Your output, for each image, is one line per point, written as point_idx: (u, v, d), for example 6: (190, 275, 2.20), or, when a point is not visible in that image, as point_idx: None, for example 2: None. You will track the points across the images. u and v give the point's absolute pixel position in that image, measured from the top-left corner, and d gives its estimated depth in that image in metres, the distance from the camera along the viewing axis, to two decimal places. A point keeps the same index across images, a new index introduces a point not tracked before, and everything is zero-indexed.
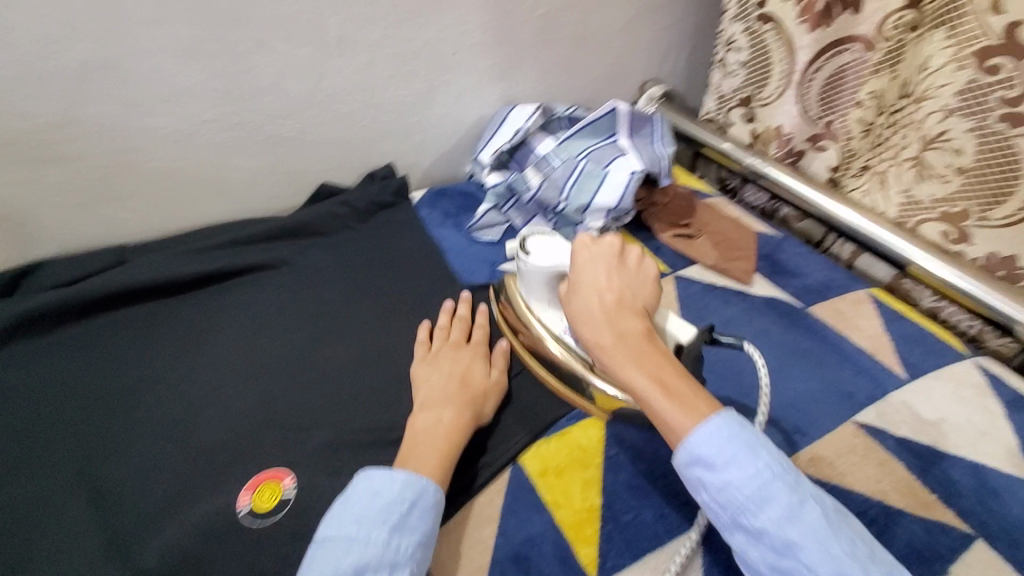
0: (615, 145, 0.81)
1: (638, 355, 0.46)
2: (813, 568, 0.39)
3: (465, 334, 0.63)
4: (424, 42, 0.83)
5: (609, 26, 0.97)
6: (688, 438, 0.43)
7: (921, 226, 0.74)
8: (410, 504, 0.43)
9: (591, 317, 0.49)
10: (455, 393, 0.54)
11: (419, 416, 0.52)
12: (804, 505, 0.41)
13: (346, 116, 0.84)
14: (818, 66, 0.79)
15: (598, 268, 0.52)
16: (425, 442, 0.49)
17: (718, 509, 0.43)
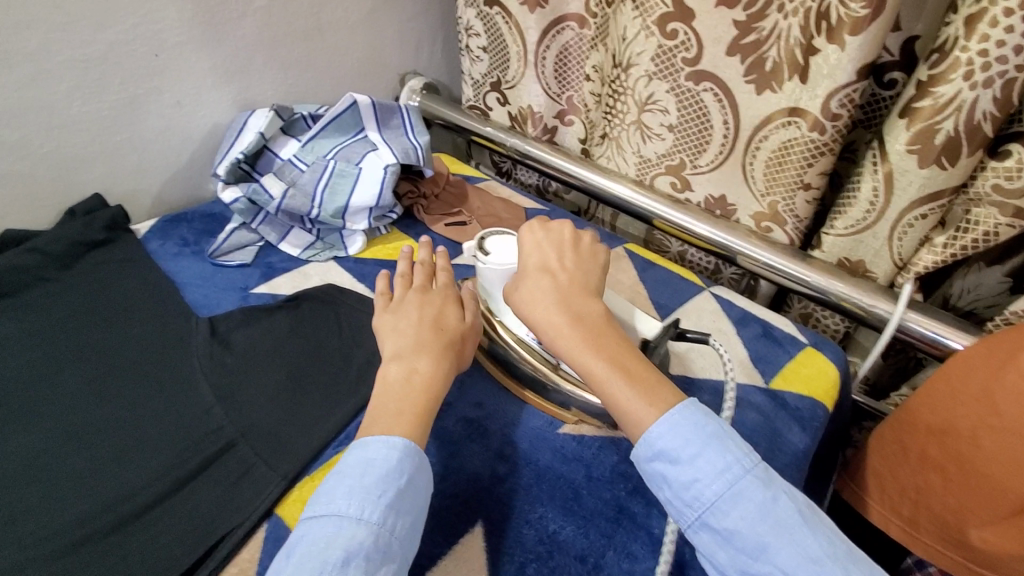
0: (365, 141, 0.76)
1: (592, 340, 0.46)
2: (782, 567, 0.38)
3: (430, 275, 0.57)
4: (108, 44, 0.69)
5: (349, 17, 0.92)
6: (650, 430, 0.43)
7: (657, 180, 0.82)
8: (408, 476, 0.42)
9: (545, 299, 0.48)
10: (430, 338, 0.50)
11: (392, 369, 0.48)
12: (776, 502, 0.40)
13: (16, 143, 0.67)
14: (546, 45, 0.84)
15: (545, 248, 0.53)
16: (398, 398, 0.46)
17: (684, 509, 0.42)
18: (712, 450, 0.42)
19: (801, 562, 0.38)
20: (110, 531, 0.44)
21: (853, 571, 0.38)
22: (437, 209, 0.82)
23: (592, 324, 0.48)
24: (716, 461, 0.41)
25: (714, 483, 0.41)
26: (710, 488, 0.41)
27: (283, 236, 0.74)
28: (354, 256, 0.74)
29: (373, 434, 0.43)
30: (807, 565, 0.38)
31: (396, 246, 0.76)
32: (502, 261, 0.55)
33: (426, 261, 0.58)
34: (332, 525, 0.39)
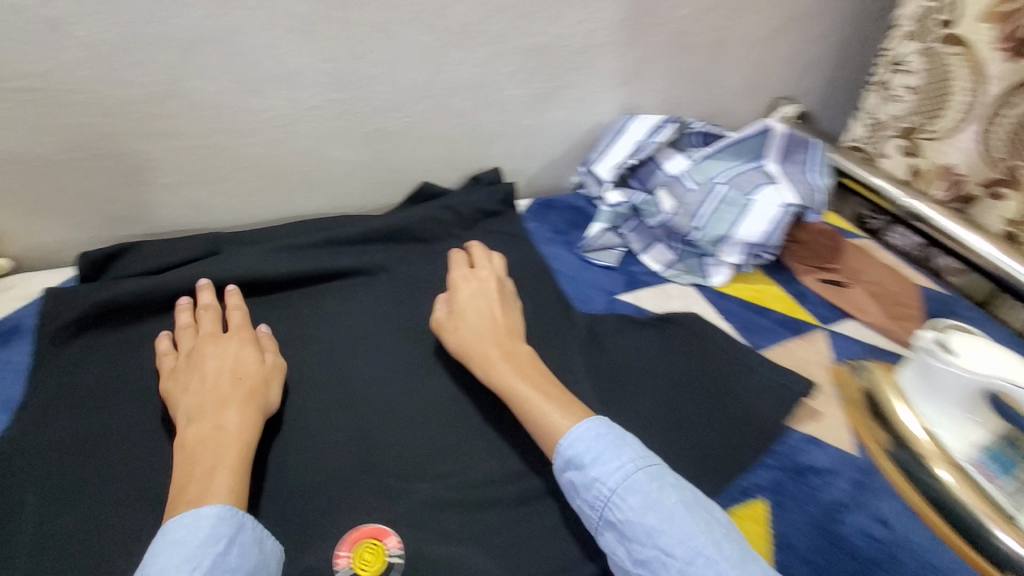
0: (761, 171, 0.69)
1: (526, 374, 0.50)
2: (668, 551, 0.37)
3: (217, 321, 0.54)
4: (553, 36, 0.73)
5: (751, 35, 0.87)
6: (563, 439, 0.44)
7: None
8: (228, 540, 0.37)
9: (479, 333, 0.53)
10: (229, 386, 0.47)
11: (446, 335, 0.55)
12: (662, 494, 0.40)
13: (457, 114, 0.75)
14: (1014, 99, 0.67)
15: (489, 295, 0.57)
16: (476, 361, 0.52)
17: (589, 511, 0.42)
18: (607, 448, 0.43)
19: (695, 540, 0.38)
20: (514, 501, 0.46)
21: (725, 555, 0.37)
22: (810, 260, 0.73)
23: (512, 355, 0.52)
24: (610, 461, 0.42)
25: (610, 478, 0.41)
26: (606, 483, 0.41)
27: (646, 247, 0.72)
28: (715, 288, 0.69)
29: (183, 510, 0.38)
30: (693, 539, 0.38)
31: (761, 291, 0.69)
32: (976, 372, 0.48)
33: (207, 306, 0.55)
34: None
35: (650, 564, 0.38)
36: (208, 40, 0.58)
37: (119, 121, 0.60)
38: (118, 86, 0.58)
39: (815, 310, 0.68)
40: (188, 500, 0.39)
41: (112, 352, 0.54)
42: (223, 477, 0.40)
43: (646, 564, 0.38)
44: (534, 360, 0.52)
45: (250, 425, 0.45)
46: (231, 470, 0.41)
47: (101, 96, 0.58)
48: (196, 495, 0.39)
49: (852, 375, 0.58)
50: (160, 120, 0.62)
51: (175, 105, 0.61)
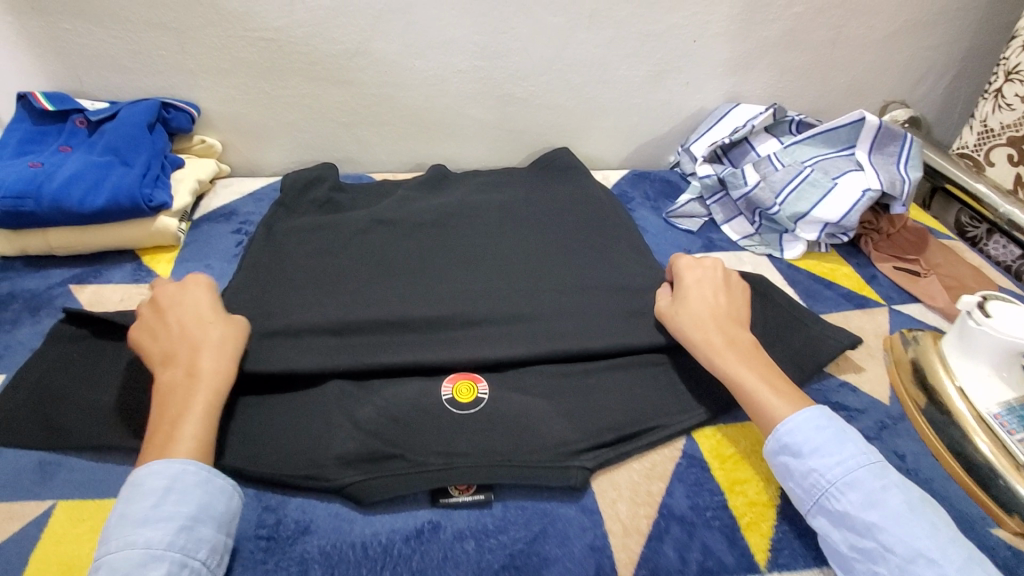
0: (851, 158, 0.75)
1: (748, 360, 0.52)
2: (889, 548, 0.41)
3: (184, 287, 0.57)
4: (668, 26, 0.83)
5: (867, 36, 0.90)
6: (782, 424, 0.48)
7: None
8: (211, 514, 0.42)
9: (708, 324, 0.55)
10: (192, 334, 0.52)
11: (681, 318, 0.57)
12: (885, 491, 0.43)
13: (576, 88, 0.87)
14: None
15: (714, 283, 0.60)
16: (698, 337, 0.55)
17: (803, 495, 0.46)
18: (832, 443, 0.46)
19: (917, 542, 0.40)
20: (580, 375, 0.57)
21: (950, 561, 0.39)
22: (887, 251, 0.77)
23: (739, 343, 0.54)
24: (832, 455, 0.45)
25: (831, 471, 0.45)
26: (826, 474, 0.45)
27: (729, 219, 0.80)
28: (788, 260, 0.76)
29: (155, 467, 0.43)
30: (915, 540, 0.40)
31: (834, 269, 0.75)
32: (1007, 335, 0.52)
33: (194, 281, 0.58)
34: (167, 567, 0.39)
35: (868, 554, 0.41)
36: (393, 11, 0.76)
37: (321, 68, 0.79)
38: (326, 41, 0.77)
39: (884, 291, 0.72)
40: (159, 439, 0.45)
41: (287, 233, 0.70)
42: (195, 416, 0.46)
43: (863, 551, 0.42)
44: (756, 348, 0.54)
45: (212, 357, 0.50)
46: (198, 404, 0.47)
47: (313, 49, 0.78)
48: (163, 438, 0.45)
49: (902, 343, 0.62)
50: (349, 72, 0.80)
51: (361, 59, 0.79)
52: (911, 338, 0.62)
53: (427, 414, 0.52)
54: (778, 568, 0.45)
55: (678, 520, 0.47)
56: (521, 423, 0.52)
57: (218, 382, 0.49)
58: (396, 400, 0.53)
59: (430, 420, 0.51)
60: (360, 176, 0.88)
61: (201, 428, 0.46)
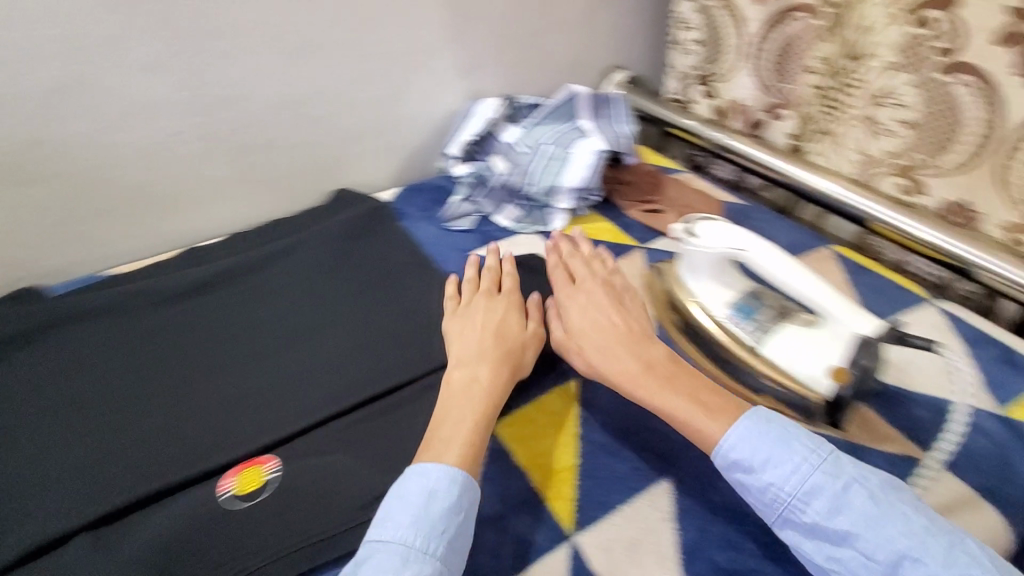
0: (578, 128, 0.83)
1: (670, 383, 0.50)
2: (870, 555, 0.40)
3: (496, 284, 0.65)
4: (386, 42, 0.85)
5: (570, 15, 1.00)
6: (722, 443, 0.46)
7: (878, 180, 0.77)
8: (456, 500, 0.44)
9: (614, 354, 0.54)
10: (496, 343, 0.57)
11: (458, 373, 0.54)
12: (848, 492, 0.43)
13: (316, 121, 0.85)
14: (768, 36, 0.82)
15: (607, 307, 0.58)
16: (622, 384, 0.52)
17: (763, 509, 0.45)
18: (776, 449, 0.45)
19: (900, 543, 0.40)
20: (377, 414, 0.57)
21: (929, 556, 0.39)
22: (634, 196, 0.86)
23: (635, 371, 0.52)
24: (783, 464, 0.44)
25: (787, 483, 0.44)
26: (784, 488, 0.44)
27: (499, 209, 0.83)
28: (556, 232, 0.81)
29: (404, 475, 0.46)
30: (897, 544, 0.40)
31: (595, 228, 0.82)
32: (716, 247, 0.58)
33: (493, 267, 0.67)
34: (393, 564, 0.41)
35: (850, 565, 0.41)
36: (65, 87, 0.66)
37: None
38: None
39: (638, 234, 0.80)
40: (441, 441, 0.48)
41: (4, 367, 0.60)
42: (470, 424, 0.49)
43: (842, 562, 0.41)
44: (682, 363, 0.52)
45: (493, 368, 0.54)
46: (478, 414, 0.50)
47: None
48: (440, 444, 0.48)
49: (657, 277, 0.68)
50: (34, 166, 0.69)
51: (49, 149, 0.69)
52: (662, 267, 0.68)
53: (210, 521, 0.48)
54: (584, 525, 0.46)
55: (488, 520, 0.47)
56: (321, 489, 0.51)
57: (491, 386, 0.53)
58: (171, 521, 0.48)
59: (213, 527, 0.48)
60: (98, 276, 0.77)
61: (479, 429, 0.49)
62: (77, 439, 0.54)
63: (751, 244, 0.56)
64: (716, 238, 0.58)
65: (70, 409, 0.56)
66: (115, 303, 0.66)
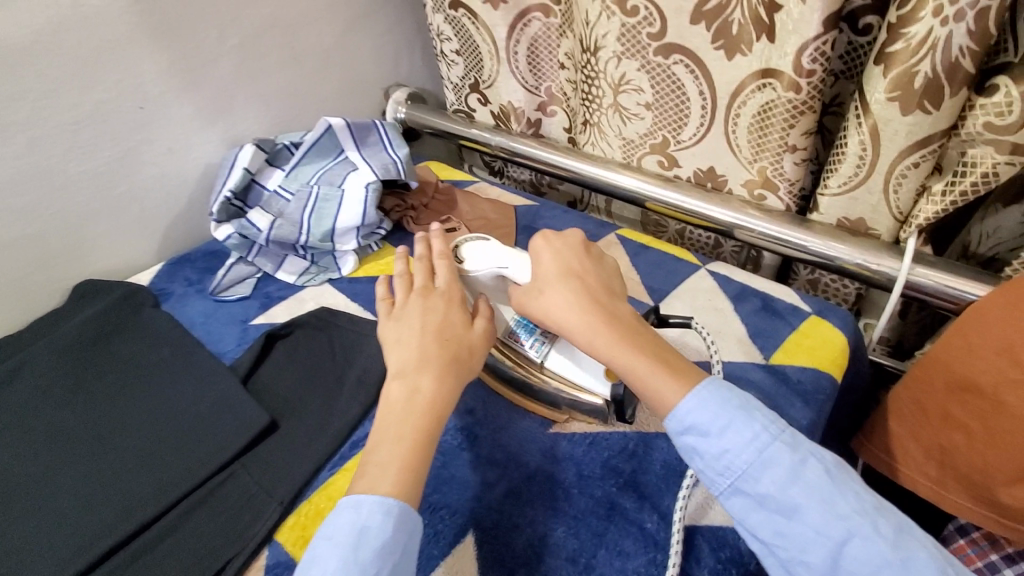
0: (347, 161, 0.78)
1: (628, 336, 0.46)
2: (818, 528, 0.41)
3: (431, 274, 0.55)
4: (92, 105, 0.73)
5: (323, 41, 0.93)
6: (680, 405, 0.45)
7: (643, 160, 0.81)
8: (377, 535, 0.40)
9: (582, 311, 0.48)
10: (445, 346, 0.49)
11: (400, 387, 0.47)
12: (806, 464, 0.43)
13: (25, 211, 0.72)
14: (516, 39, 0.83)
15: (573, 257, 0.51)
16: (604, 342, 0.47)
17: (717, 477, 0.44)
18: (740, 417, 0.44)
19: (844, 516, 0.41)
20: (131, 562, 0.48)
21: (866, 530, 0.40)
22: (427, 218, 0.82)
23: (592, 332, 0.47)
24: (743, 431, 0.43)
25: (746, 450, 0.43)
26: (741, 456, 0.43)
27: (279, 264, 0.75)
28: (348, 276, 0.75)
29: (339, 510, 0.42)
30: (842, 517, 0.41)
31: (389, 263, 0.77)
32: (482, 268, 0.54)
33: (425, 256, 0.56)
34: None
35: (796, 542, 0.41)
36: None
37: None
38: None
39: None
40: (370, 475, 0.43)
41: None
42: (409, 446, 0.44)
43: (789, 536, 0.41)
44: (637, 321, 0.49)
45: (442, 376, 0.47)
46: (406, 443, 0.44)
47: None
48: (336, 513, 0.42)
49: None
50: None
51: None
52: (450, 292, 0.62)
53: None
54: None
55: None
56: None
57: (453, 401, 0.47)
58: None
59: None
60: None
61: (408, 465, 0.43)
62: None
63: (513, 258, 0.52)
64: (481, 259, 0.54)
65: None
66: None
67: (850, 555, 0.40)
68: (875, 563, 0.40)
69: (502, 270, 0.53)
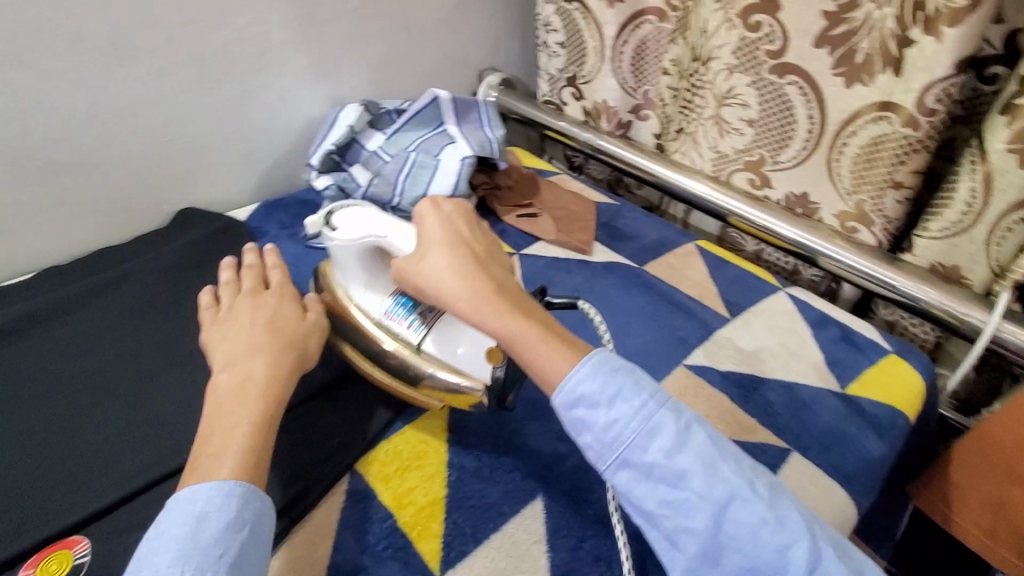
0: (445, 133, 0.80)
1: (510, 302, 0.46)
2: (702, 495, 0.39)
3: (259, 282, 0.58)
4: (221, 44, 0.76)
5: (433, 15, 0.96)
6: (567, 376, 0.42)
7: (733, 176, 0.81)
8: (224, 516, 0.38)
9: (462, 270, 0.47)
10: (257, 341, 0.49)
11: (221, 377, 0.47)
12: (689, 431, 0.41)
13: (145, 133, 0.75)
14: (623, 39, 0.84)
15: (442, 226, 0.50)
16: (490, 306, 0.45)
17: (604, 451, 0.41)
18: (631, 386, 0.42)
19: (736, 482, 0.40)
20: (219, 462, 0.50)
21: (775, 493, 0.40)
22: (510, 201, 0.84)
23: (474, 297, 0.46)
24: (630, 399, 0.41)
25: (632, 421, 0.41)
26: (624, 425, 0.41)
27: None
28: None
29: (173, 502, 0.38)
30: (728, 484, 0.40)
31: None
32: (354, 236, 0.53)
33: (253, 269, 0.59)
34: None
35: (682, 507, 0.40)
36: None
37: None
38: None
39: (513, 240, 0.79)
40: (209, 456, 0.41)
41: None
42: (245, 430, 0.43)
43: (676, 504, 0.40)
44: (525, 294, 0.48)
45: (267, 365, 0.48)
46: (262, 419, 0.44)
47: None
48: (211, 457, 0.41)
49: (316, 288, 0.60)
50: None
51: None
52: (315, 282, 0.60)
53: None
54: (452, 564, 0.43)
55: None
56: None
57: (282, 387, 0.47)
58: None
59: None
60: None
61: (258, 434, 0.43)
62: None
63: (396, 230, 0.52)
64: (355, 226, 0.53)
65: None
66: None
67: (740, 521, 0.39)
68: (765, 528, 0.39)
69: (374, 237, 0.52)
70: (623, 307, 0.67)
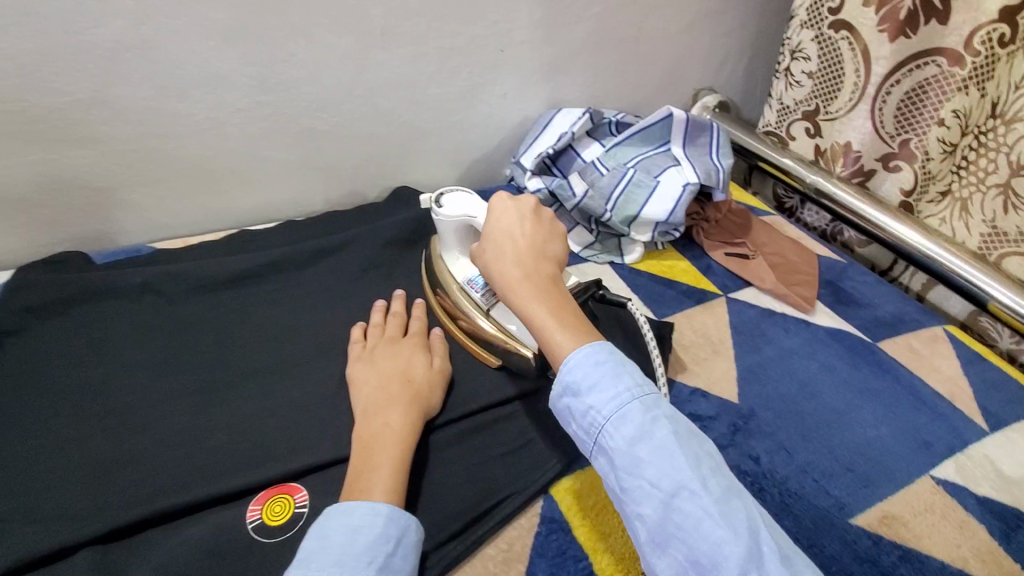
0: (668, 154, 0.76)
1: (540, 291, 0.46)
2: (655, 484, 0.36)
3: (403, 329, 0.59)
4: (470, 37, 0.78)
5: (668, 29, 0.92)
6: (565, 360, 0.42)
7: (1004, 260, 0.69)
8: (379, 530, 0.39)
9: (498, 257, 0.48)
10: (397, 390, 0.50)
11: (366, 424, 0.48)
12: (657, 425, 0.38)
13: (385, 113, 0.80)
14: (896, 79, 0.74)
15: (509, 213, 0.51)
16: (512, 292, 0.46)
17: (583, 436, 0.41)
18: (608, 376, 0.40)
19: (688, 478, 0.36)
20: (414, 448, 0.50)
21: (730, 504, 0.35)
22: (718, 237, 0.77)
23: (507, 281, 0.47)
24: (609, 388, 0.40)
25: (605, 407, 0.39)
26: (601, 411, 0.39)
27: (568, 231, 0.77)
28: (629, 265, 0.74)
29: (334, 508, 0.40)
30: (677, 474, 0.36)
31: (671, 266, 0.75)
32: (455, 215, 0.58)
33: (400, 313, 0.61)
34: None
35: (632, 493, 0.37)
36: (132, 49, 0.63)
37: (51, 128, 0.64)
38: (46, 94, 0.62)
39: (720, 280, 0.73)
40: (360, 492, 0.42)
41: (39, 347, 0.56)
42: (388, 472, 0.43)
43: (629, 492, 0.37)
44: (556, 282, 0.48)
45: (403, 414, 0.48)
46: (393, 467, 0.44)
47: (39, 107, 0.63)
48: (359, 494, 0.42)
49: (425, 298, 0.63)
50: (92, 127, 0.66)
51: (105, 110, 0.65)
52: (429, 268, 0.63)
53: (226, 555, 0.43)
54: None
55: None
56: None
57: (413, 437, 0.47)
58: (183, 546, 0.43)
59: (230, 563, 0.42)
60: (138, 248, 0.74)
61: (394, 481, 0.43)
62: (94, 436, 0.50)
63: (483, 211, 0.56)
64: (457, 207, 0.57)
65: (94, 403, 0.52)
66: (154, 288, 0.62)
67: (680, 511, 0.35)
68: (703, 520, 0.34)
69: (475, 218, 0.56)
70: (852, 386, 0.58)
